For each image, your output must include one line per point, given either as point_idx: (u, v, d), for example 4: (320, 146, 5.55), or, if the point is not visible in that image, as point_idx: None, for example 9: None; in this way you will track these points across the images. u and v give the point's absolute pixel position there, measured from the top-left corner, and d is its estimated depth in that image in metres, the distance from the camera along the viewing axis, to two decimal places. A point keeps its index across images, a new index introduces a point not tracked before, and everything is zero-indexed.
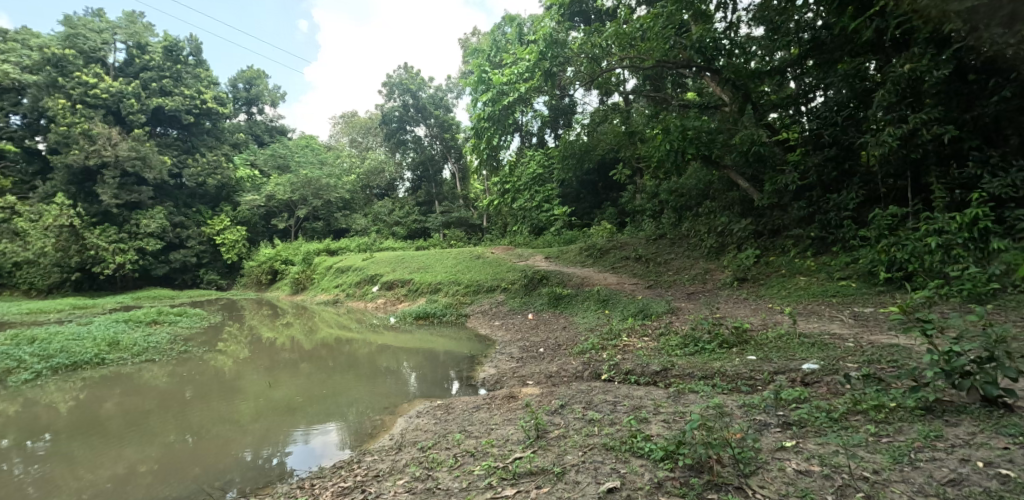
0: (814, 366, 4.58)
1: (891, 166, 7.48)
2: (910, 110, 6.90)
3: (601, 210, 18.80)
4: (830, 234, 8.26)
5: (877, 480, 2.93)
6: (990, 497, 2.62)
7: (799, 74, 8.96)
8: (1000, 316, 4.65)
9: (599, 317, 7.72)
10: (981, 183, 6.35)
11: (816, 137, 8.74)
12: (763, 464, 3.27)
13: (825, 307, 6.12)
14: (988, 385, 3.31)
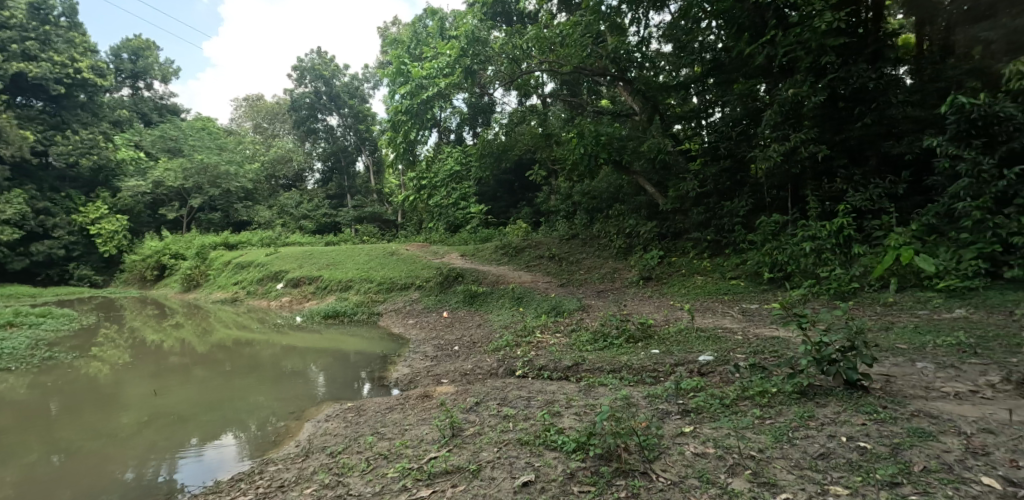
0: (709, 358, 5.01)
1: (777, 178, 8.39)
2: (792, 130, 7.83)
3: (517, 210, 19.19)
4: (723, 238, 9.08)
5: (762, 457, 3.27)
6: (852, 467, 3.01)
7: (701, 90, 9.90)
8: (860, 310, 5.39)
9: (513, 314, 7.84)
10: (846, 196, 7.33)
11: (714, 149, 9.60)
12: (665, 449, 3.52)
13: (718, 304, 6.73)
14: (849, 370, 3.82)
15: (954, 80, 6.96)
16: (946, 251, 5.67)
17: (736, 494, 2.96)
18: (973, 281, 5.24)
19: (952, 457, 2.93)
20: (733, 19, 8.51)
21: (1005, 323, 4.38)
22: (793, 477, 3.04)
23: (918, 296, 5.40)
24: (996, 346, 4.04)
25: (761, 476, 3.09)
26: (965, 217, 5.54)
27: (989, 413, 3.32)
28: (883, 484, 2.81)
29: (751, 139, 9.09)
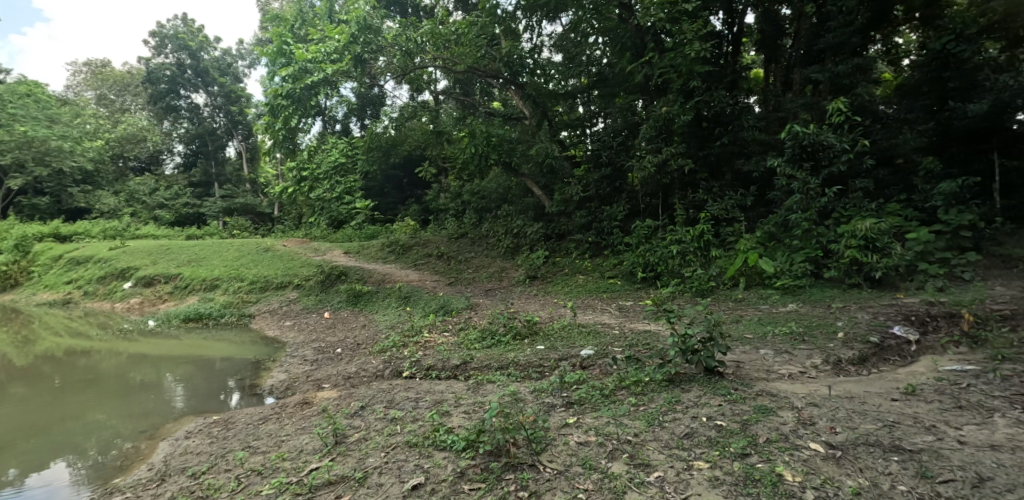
0: (590, 352, 5.34)
1: (650, 187, 9.26)
2: (664, 144, 8.73)
3: (406, 207, 19.14)
4: (603, 240, 9.75)
5: (637, 441, 3.58)
6: (712, 442, 3.42)
7: (586, 101, 10.98)
8: (717, 305, 6.15)
9: (401, 314, 7.63)
10: (708, 205, 8.35)
11: (597, 157, 10.42)
12: (551, 441, 3.69)
13: (598, 301, 7.22)
14: (708, 358, 4.36)
15: (790, 112, 8.57)
16: (782, 255, 6.71)
17: (615, 477, 3.18)
18: (802, 279, 6.27)
19: (788, 428, 3.45)
20: (618, 37, 9.58)
21: (825, 315, 5.30)
22: (663, 456, 3.35)
23: (761, 293, 6.30)
24: (817, 333, 4.89)
25: (637, 458, 3.37)
26: (797, 226, 6.75)
27: (814, 389, 4.00)
28: (736, 456, 3.22)
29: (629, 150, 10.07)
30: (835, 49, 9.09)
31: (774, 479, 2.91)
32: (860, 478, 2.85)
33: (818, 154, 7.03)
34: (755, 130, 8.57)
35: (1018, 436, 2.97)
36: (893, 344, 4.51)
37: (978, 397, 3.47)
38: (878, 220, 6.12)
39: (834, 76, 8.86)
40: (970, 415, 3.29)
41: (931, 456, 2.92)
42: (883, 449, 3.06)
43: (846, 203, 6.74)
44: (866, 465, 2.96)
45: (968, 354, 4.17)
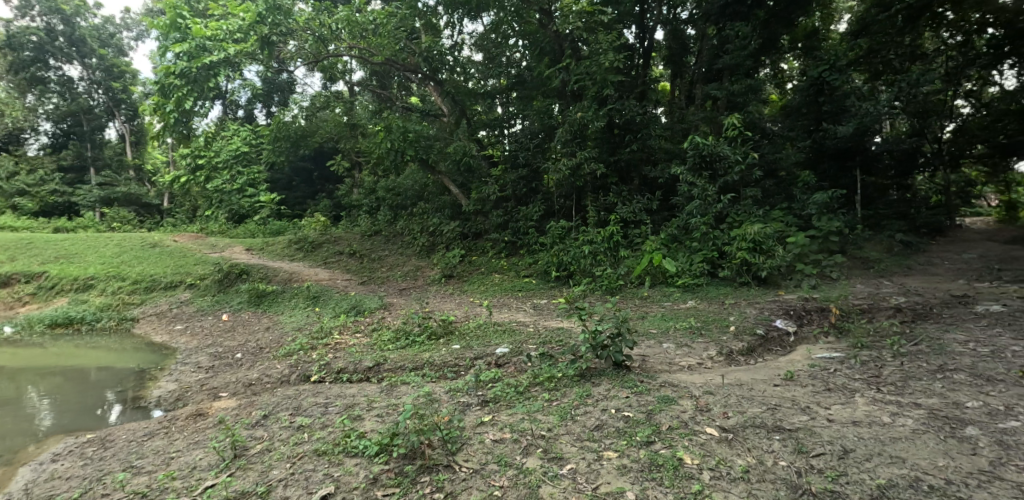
0: (505, 350, 5.39)
1: (565, 189, 9.59)
2: (578, 148, 9.13)
3: (315, 202, 18.64)
4: (518, 239, 9.89)
5: (551, 435, 3.68)
6: (620, 432, 3.61)
7: (505, 102, 11.31)
8: (624, 302, 6.52)
9: (309, 315, 7.19)
10: (617, 208, 8.84)
11: (514, 157, 10.60)
12: (467, 440, 3.68)
13: (513, 300, 7.32)
14: (616, 353, 4.60)
15: (692, 124, 9.58)
16: (682, 255, 7.27)
17: (530, 472, 3.24)
18: (699, 278, 6.83)
19: (687, 415, 3.74)
20: (536, 43, 10.33)
21: (719, 311, 5.82)
22: (576, 449, 3.47)
23: (664, 290, 6.77)
24: (712, 327, 5.37)
25: (550, 452, 3.46)
26: (696, 229, 7.38)
27: (709, 379, 4.38)
28: (642, 444, 3.42)
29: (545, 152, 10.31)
30: (731, 69, 10.19)
31: (675, 463, 3.13)
32: (748, 456, 3.14)
33: (715, 164, 7.80)
34: (660, 139, 9.26)
35: (872, 411, 3.45)
36: (776, 336, 5.06)
37: (842, 380, 3.99)
38: (764, 225, 6.81)
39: (731, 93, 9.99)
40: (836, 395, 3.77)
41: (805, 433, 3.29)
42: (767, 429, 3.41)
43: (738, 209, 7.51)
44: (754, 444, 3.26)
45: (834, 343, 4.79)
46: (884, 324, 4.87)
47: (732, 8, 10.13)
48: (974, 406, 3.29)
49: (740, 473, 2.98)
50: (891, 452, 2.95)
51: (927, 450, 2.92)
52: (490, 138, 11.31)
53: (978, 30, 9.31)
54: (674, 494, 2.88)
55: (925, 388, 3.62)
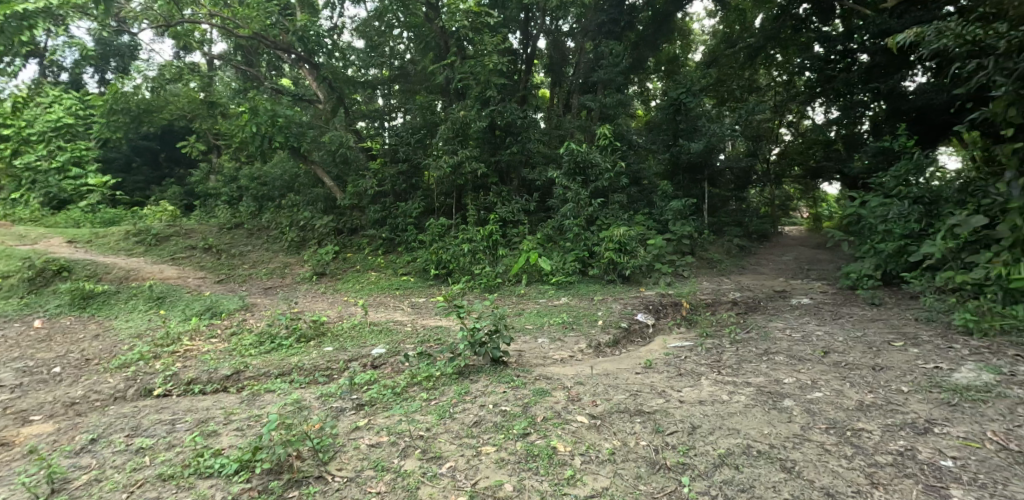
0: (382, 350, 5.12)
1: (446, 186, 9.59)
2: (459, 146, 9.27)
3: (161, 188, 16.36)
4: (397, 236, 9.56)
5: (430, 435, 3.61)
6: (498, 427, 3.67)
7: (386, 94, 11.34)
8: (502, 300, 6.69)
9: (149, 320, 6.17)
10: (499, 208, 9.13)
11: (394, 151, 10.25)
12: (340, 448, 3.47)
13: (390, 299, 7.08)
14: (494, 349, 4.68)
15: (568, 131, 10.46)
16: (557, 254, 7.70)
17: (408, 474, 3.14)
18: (571, 276, 7.29)
19: (559, 405, 3.94)
20: (422, 37, 10.21)
21: (589, 306, 6.26)
22: (455, 446, 3.45)
23: (539, 288, 7.10)
24: (583, 322, 5.77)
25: (429, 452, 3.39)
26: (569, 230, 7.89)
27: (579, 370, 4.69)
28: (518, 436, 3.51)
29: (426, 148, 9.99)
30: (605, 83, 11.09)
31: (549, 452, 3.27)
32: (613, 439, 3.40)
33: (588, 170, 8.44)
34: (538, 144, 9.78)
35: (715, 391, 3.98)
36: (638, 328, 5.61)
37: (692, 365, 4.56)
38: (627, 228, 7.48)
39: (604, 106, 10.82)
40: (686, 379, 4.29)
41: (662, 414, 3.68)
42: (630, 413, 3.74)
43: (606, 213, 8.18)
44: (619, 428, 3.55)
45: (685, 332, 5.45)
46: (724, 316, 5.66)
47: (607, 27, 11.45)
48: (790, 382, 3.96)
49: (607, 455, 3.21)
50: (728, 425, 3.42)
51: (755, 421, 3.44)
52: (370, 130, 10.96)
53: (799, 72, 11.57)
54: (549, 481, 2.99)
55: (755, 369, 4.29)
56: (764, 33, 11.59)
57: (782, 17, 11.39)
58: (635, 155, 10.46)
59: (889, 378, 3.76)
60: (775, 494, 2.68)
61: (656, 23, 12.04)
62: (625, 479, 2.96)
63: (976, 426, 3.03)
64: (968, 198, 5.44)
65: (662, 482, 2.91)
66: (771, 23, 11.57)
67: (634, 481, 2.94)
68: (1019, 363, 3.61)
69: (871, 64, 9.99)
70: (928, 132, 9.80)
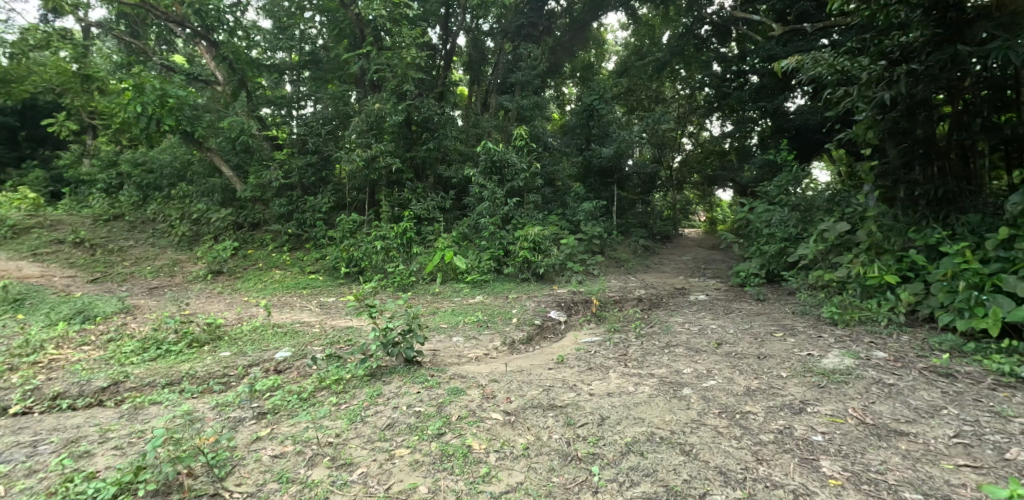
0: (286, 354, 4.73)
1: (358, 181, 9.24)
2: (373, 139, 9.11)
3: (16, 170, 14.14)
4: (305, 233, 9.25)
5: (339, 441, 3.40)
6: (412, 429, 3.53)
7: (295, 80, 10.81)
8: (417, 298, 6.57)
9: (2, 326, 5.27)
10: (413, 205, 9.03)
11: (302, 142, 9.83)
12: (239, 461, 3.19)
13: (296, 298, 6.69)
14: (407, 349, 4.48)
15: (485, 130, 10.80)
16: (472, 253, 7.72)
17: (315, 484, 2.97)
18: (486, 274, 7.34)
19: (474, 403, 3.89)
20: (336, 22, 9.92)
21: (504, 304, 6.34)
22: (366, 451, 3.28)
23: (454, 286, 7.06)
24: (497, 319, 5.83)
25: (338, 459, 3.21)
26: (485, 228, 7.94)
27: (493, 368, 4.70)
28: (432, 436, 3.42)
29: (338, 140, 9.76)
30: (522, 84, 11.73)
31: (464, 451, 3.23)
32: (527, 434, 3.44)
33: (504, 170, 8.57)
34: (455, 141, 9.89)
35: (623, 383, 4.19)
36: (550, 324, 5.78)
37: (601, 359, 4.77)
38: (542, 228, 7.65)
39: (520, 107, 11.32)
40: (596, 373, 4.48)
41: (573, 407, 3.79)
42: (543, 408, 3.80)
43: (521, 212, 8.33)
44: (533, 423, 3.58)
45: (595, 328, 5.72)
46: (630, 312, 6.00)
47: (527, 30, 12.15)
48: (689, 372, 4.29)
49: (521, 450, 3.25)
50: (634, 414, 3.61)
51: (658, 409, 3.67)
52: (275, 118, 10.27)
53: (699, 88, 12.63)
54: (464, 480, 2.97)
55: (659, 361, 4.59)
56: (670, 49, 12.71)
57: (686, 35, 12.64)
58: (550, 156, 10.92)
59: (771, 365, 4.19)
60: (675, 476, 2.87)
61: (574, 30, 13.07)
62: (538, 473, 3.02)
63: (841, 404, 3.44)
64: (835, 207, 6.24)
65: (573, 473, 3.00)
66: (676, 39, 12.76)
67: (546, 474, 3.00)
68: (873, 349, 4.17)
69: (759, 84, 11.10)
70: (805, 147, 11.16)
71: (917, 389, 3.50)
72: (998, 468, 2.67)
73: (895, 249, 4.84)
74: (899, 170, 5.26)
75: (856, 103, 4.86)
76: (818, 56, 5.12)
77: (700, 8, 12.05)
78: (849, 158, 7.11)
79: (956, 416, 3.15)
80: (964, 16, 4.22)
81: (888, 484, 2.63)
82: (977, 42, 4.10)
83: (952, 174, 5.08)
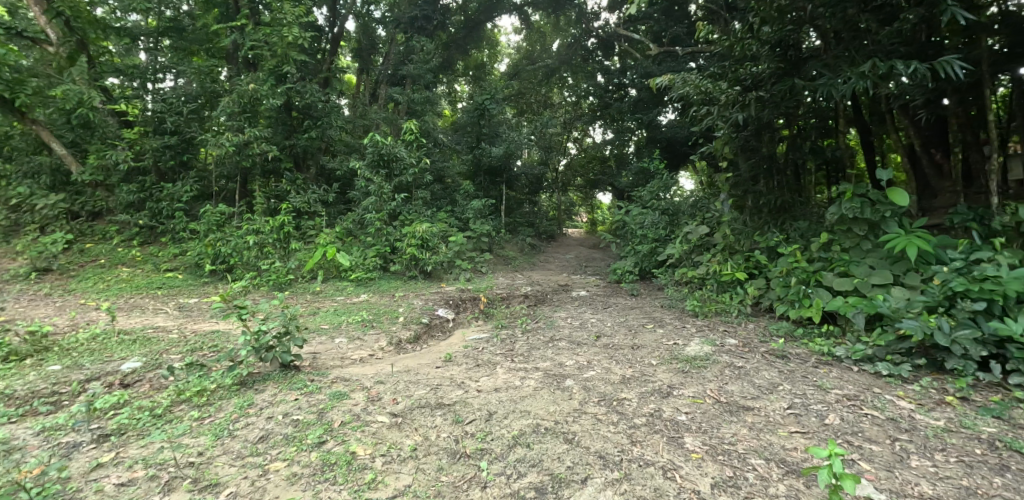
0: (135, 365, 4.02)
1: (227, 168, 9.43)
2: (247, 123, 8.99)
3: None
4: (158, 225, 9.09)
5: (202, 461, 2.84)
6: (290, 440, 3.03)
7: (150, 45, 10.29)
8: (294, 298, 6.15)
9: None
10: (288, 197, 9.39)
11: (158, 120, 9.47)
12: (70, 496, 2.56)
13: (148, 300, 5.93)
14: (283, 353, 3.89)
15: (373, 122, 11.04)
16: (357, 249, 7.47)
17: None
18: (371, 272, 7.16)
19: (359, 407, 3.46)
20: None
21: (390, 303, 6.12)
22: (235, 469, 2.77)
23: (337, 285, 6.80)
24: (383, 319, 5.59)
25: (202, 481, 2.67)
26: (371, 224, 7.70)
27: (379, 369, 4.29)
28: (312, 446, 2.96)
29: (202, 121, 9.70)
30: (413, 78, 11.73)
31: (348, 458, 2.85)
32: (414, 435, 3.12)
33: (392, 164, 8.37)
34: (340, 131, 10.35)
35: (509, 378, 4.11)
36: (438, 323, 5.72)
37: (489, 356, 4.73)
38: (431, 225, 7.59)
39: (411, 101, 11.40)
40: (484, 369, 4.36)
41: (461, 405, 3.54)
42: (430, 407, 3.48)
43: (409, 208, 8.20)
44: (421, 423, 3.27)
45: (483, 324, 5.78)
46: (517, 309, 6.18)
47: (420, 23, 11.98)
48: (571, 364, 4.42)
49: (409, 452, 2.94)
50: (520, 408, 3.50)
51: (543, 401, 3.60)
52: (124, 90, 9.53)
53: (584, 96, 13.70)
54: (347, 490, 2.59)
55: (544, 354, 4.71)
56: (560, 57, 13.53)
57: (573, 46, 13.54)
58: (440, 153, 10.78)
59: (644, 354, 4.54)
60: (560, 464, 2.81)
61: (468, 28, 13.21)
62: (427, 474, 2.74)
63: (701, 386, 3.78)
64: (697, 211, 7.06)
65: (462, 470, 2.78)
66: (565, 48, 13.67)
67: (435, 474, 2.74)
68: (726, 336, 4.78)
69: (636, 98, 12.18)
70: (674, 157, 12.38)
71: (760, 369, 4.00)
72: (820, 431, 3.07)
73: (744, 249, 5.68)
74: (747, 182, 6.08)
75: (715, 121, 5.64)
76: (686, 78, 5.95)
77: (588, 21, 13.07)
78: (708, 169, 8.11)
79: (790, 391, 3.61)
80: (801, 56, 5.03)
81: (738, 453, 2.88)
82: (808, 77, 4.88)
83: (788, 188, 5.99)
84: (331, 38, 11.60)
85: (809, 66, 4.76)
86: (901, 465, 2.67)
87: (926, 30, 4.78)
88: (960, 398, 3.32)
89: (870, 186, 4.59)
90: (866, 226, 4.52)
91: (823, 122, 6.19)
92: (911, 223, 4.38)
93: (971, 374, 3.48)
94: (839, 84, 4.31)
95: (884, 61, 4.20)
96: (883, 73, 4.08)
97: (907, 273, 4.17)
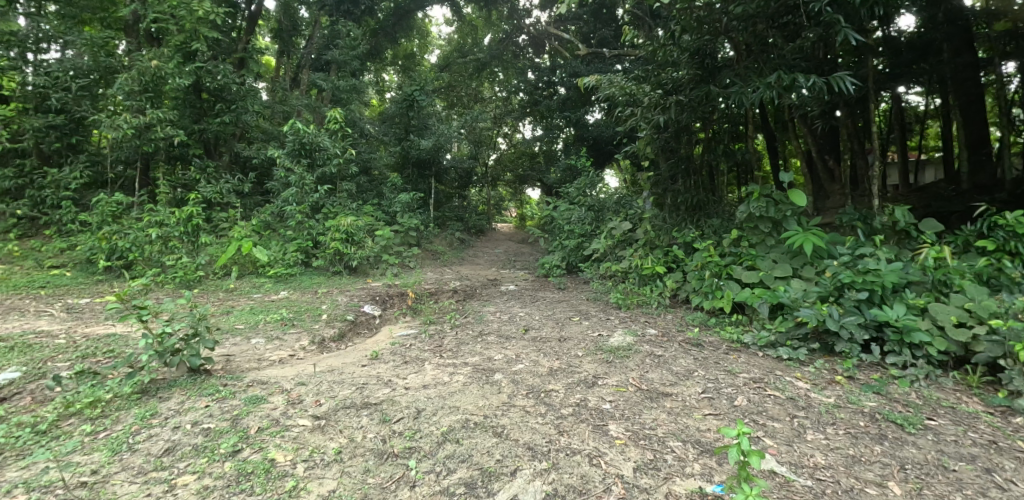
0: (14, 375, 3.56)
1: (125, 153, 8.56)
2: (148, 103, 8.17)
3: None
4: (40, 215, 8.21)
5: (96, 480, 2.54)
6: (200, 452, 2.79)
7: (29, 6, 9.04)
8: (204, 297, 5.69)
9: None
10: (196, 185, 8.74)
11: (41, 96, 8.50)
12: None
13: (29, 301, 5.26)
14: (192, 357, 3.51)
15: (295, 109, 10.65)
16: (276, 244, 7.12)
17: None
18: (293, 267, 6.87)
19: (278, 411, 3.25)
20: None
21: (312, 300, 5.85)
22: (135, 486, 2.52)
23: (253, 281, 6.43)
24: (305, 317, 5.32)
25: None
26: (291, 217, 7.34)
27: (300, 370, 4.04)
28: (226, 456, 2.75)
29: (95, 99, 8.83)
30: (339, 64, 11.35)
31: (266, 467, 2.68)
32: (340, 438, 2.99)
33: (314, 153, 8.01)
34: (257, 116, 9.84)
35: (437, 374, 4.04)
36: (364, 320, 5.52)
37: (417, 353, 4.60)
38: (356, 219, 7.33)
39: (336, 88, 11.07)
40: (411, 366, 4.24)
41: (388, 404, 3.43)
42: (356, 407, 3.35)
43: (334, 200, 7.89)
44: (346, 424, 3.15)
45: (410, 321, 5.63)
46: (445, 304, 6.13)
47: (346, 6, 11.54)
48: (500, 358, 4.43)
49: (333, 456, 2.82)
50: (449, 404, 3.46)
51: (472, 396, 3.59)
52: None
53: (514, 92, 13.89)
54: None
55: (472, 350, 4.67)
56: (490, 51, 13.55)
57: (505, 41, 13.70)
58: (367, 143, 10.55)
59: (570, 346, 4.66)
60: (489, 457, 2.84)
61: (397, 16, 12.73)
62: (352, 476, 2.65)
63: (624, 375, 3.95)
64: (621, 209, 7.34)
65: (390, 470, 2.72)
66: (496, 43, 13.68)
67: (361, 476, 2.66)
68: (646, 326, 5.04)
69: (565, 97, 12.58)
70: (599, 155, 12.89)
71: (677, 357, 4.25)
72: (730, 413, 3.33)
73: (663, 245, 6.01)
74: (667, 180, 6.45)
75: (639, 121, 5.94)
76: (612, 79, 6.26)
77: (519, 19, 13.05)
78: (631, 168, 8.48)
79: (704, 377, 3.87)
80: (716, 64, 5.43)
81: (658, 437, 3.06)
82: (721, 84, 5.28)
83: (703, 187, 6.41)
84: (247, 16, 10.76)
85: (723, 75, 5.13)
86: (798, 439, 2.97)
87: (823, 49, 5.39)
88: (848, 377, 3.73)
89: (775, 186, 5.04)
90: (770, 224, 5.00)
91: (735, 126, 6.71)
92: (808, 221, 4.89)
93: (856, 356, 3.93)
94: (749, 93, 4.69)
95: (788, 74, 4.63)
96: (787, 85, 4.51)
97: (803, 266, 4.63)
